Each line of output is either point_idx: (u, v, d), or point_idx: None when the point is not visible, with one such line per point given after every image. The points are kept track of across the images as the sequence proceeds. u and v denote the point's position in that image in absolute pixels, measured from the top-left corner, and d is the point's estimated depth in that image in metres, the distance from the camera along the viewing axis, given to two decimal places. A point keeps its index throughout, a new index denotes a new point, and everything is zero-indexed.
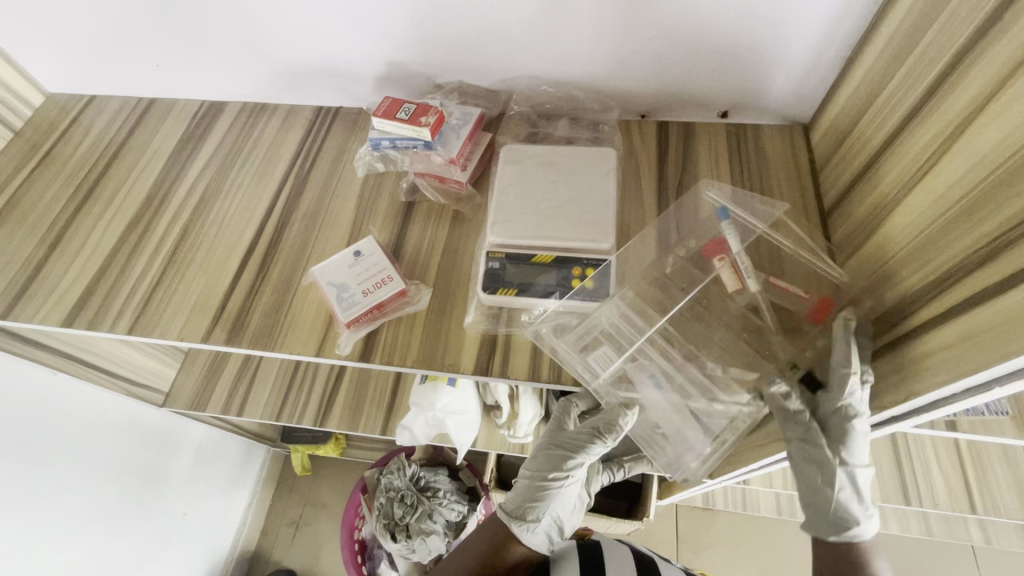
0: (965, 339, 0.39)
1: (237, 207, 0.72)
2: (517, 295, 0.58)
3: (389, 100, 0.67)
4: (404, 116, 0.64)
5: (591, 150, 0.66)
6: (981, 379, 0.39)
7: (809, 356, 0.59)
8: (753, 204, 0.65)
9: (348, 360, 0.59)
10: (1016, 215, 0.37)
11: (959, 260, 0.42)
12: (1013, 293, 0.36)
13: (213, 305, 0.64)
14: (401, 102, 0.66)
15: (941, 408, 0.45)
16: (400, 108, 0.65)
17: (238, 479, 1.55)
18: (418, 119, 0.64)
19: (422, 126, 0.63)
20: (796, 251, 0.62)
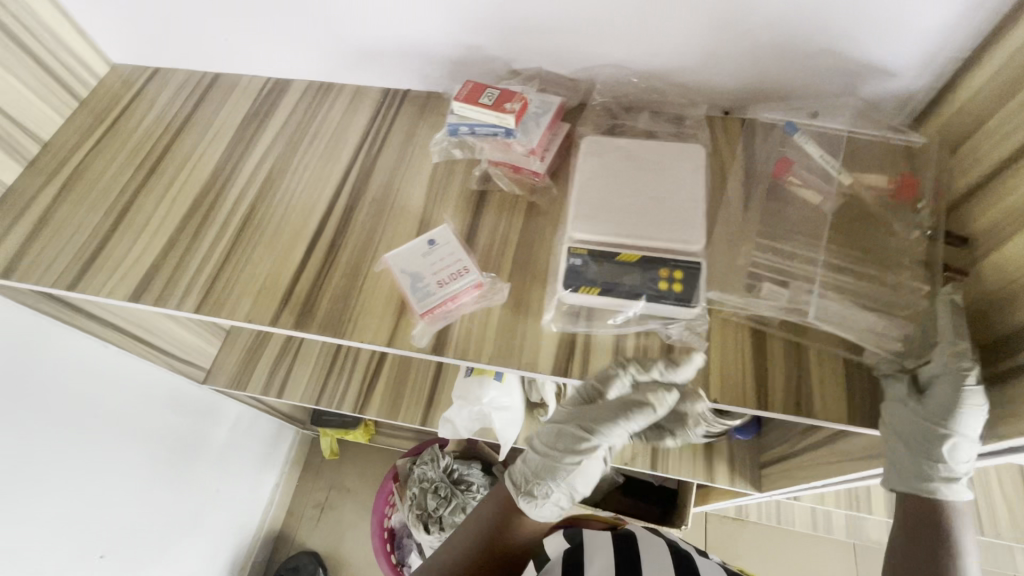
0: None
1: (304, 188, 0.71)
2: (601, 294, 0.56)
3: (469, 84, 0.66)
4: (488, 102, 0.62)
5: (679, 146, 0.63)
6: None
7: (927, 217, 0.58)
8: (825, 108, 0.66)
9: (422, 353, 0.57)
10: None
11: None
12: None
13: (283, 287, 0.63)
14: (484, 87, 0.64)
15: None
16: (483, 94, 0.64)
17: (268, 459, 1.55)
18: (503, 106, 0.62)
19: (507, 113, 0.61)
20: (873, 141, 0.64)
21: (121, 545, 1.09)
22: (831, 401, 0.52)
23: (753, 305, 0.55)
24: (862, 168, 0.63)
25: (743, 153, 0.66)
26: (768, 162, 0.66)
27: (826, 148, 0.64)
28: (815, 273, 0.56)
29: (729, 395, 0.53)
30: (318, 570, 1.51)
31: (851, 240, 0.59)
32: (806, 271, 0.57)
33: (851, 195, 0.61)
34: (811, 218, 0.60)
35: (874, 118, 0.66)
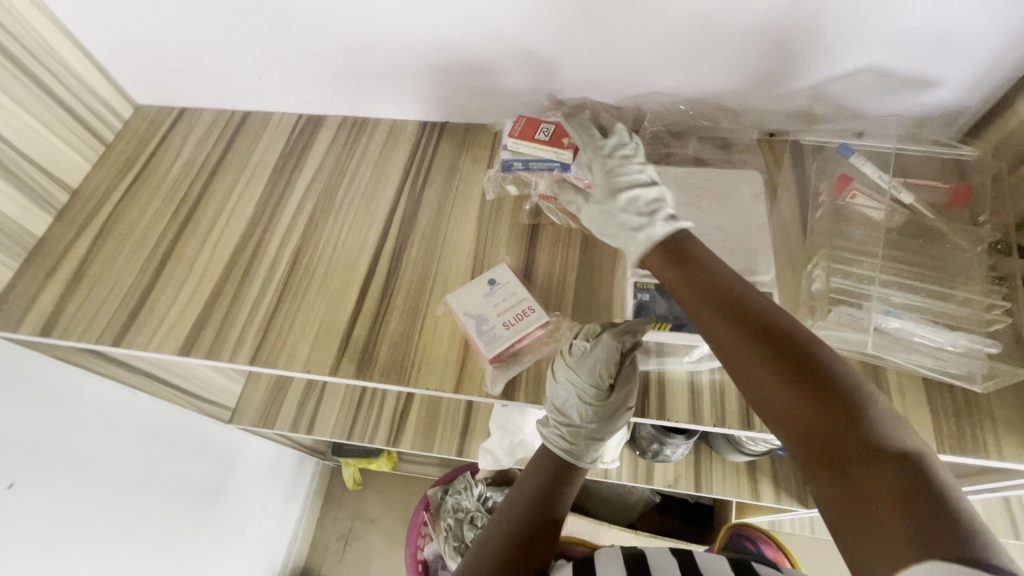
0: None
1: (349, 228, 0.69)
2: (674, 329, 0.54)
3: (522, 119, 0.65)
4: (544, 138, 0.63)
5: (735, 172, 0.63)
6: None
7: (988, 232, 0.57)
8: (872, 127, 0.64)
9: (496, 398, 0.56)
10: None
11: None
12: None
13: (339, 334, 0.61)
14: (537, 121, 0.64)
15: None
16: (537, 128, 0.64)
17: (291, 493, 1.52)
18: (560, 141, 0.62)
19: (565, 149, 0.62)
20: (924, 153, 0.62)
21: None
22: (917, 423, 0.51)
23: (826, 332, 0.54)
24: (919, 182, 0.61)
25: (798, 177, 0.66)
26: (822, 181, 0.63)
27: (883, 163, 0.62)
28: (889, 296, 0.55)
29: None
30: None
31: (920, 258, 0.57)
32: (879, 292, 0.55)
33: (912, 212, 0.59)
34: (873, 236, 0.58)
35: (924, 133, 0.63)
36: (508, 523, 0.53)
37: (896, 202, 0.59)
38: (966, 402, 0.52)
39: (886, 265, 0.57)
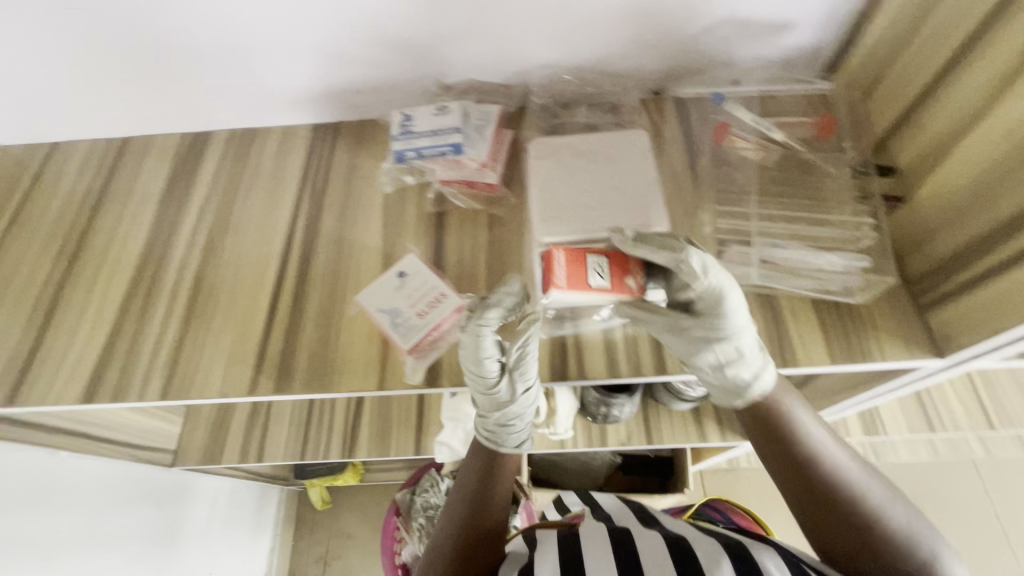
0: None
1: (251, 244, 0.67)
2: (583, 292, 0.56)
3: (558, 255, 0.52)
4: (606, 282, 0.52)
5: (623, 135, 0.64)
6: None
7: (853, 156, 0.62)
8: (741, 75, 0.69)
9: (418, 388, 0.56)
10: None
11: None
12: None
13: (253, 352, 0.59)
14: (585, 253, 0.53)
15: None
16: (590, 266, 0.52)
17: (257, 524, 1.47)
18: (624, 283, 0.53)
19: (635, 293, 0.53)
20: (788, 94, 0.68)
21: None
22: (810, 340, 0.55)
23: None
24: (788, 119, 0.65)
25: (683, 127, 0.68)
26: (704, 131, 0.67)
27: (752, 108, 0.67)
28: (775, 228, 0.59)
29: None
30: None
31: (798, 188, 0.61)
32: (765, 228, 0.59)
33: (785, 148, 0.64)
34: (759, 175, 0.63)
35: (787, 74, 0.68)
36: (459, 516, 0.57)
37: (771, 141, 0.64)
38: (851, 314, 0.55)
39: (770, 200, 0.61)
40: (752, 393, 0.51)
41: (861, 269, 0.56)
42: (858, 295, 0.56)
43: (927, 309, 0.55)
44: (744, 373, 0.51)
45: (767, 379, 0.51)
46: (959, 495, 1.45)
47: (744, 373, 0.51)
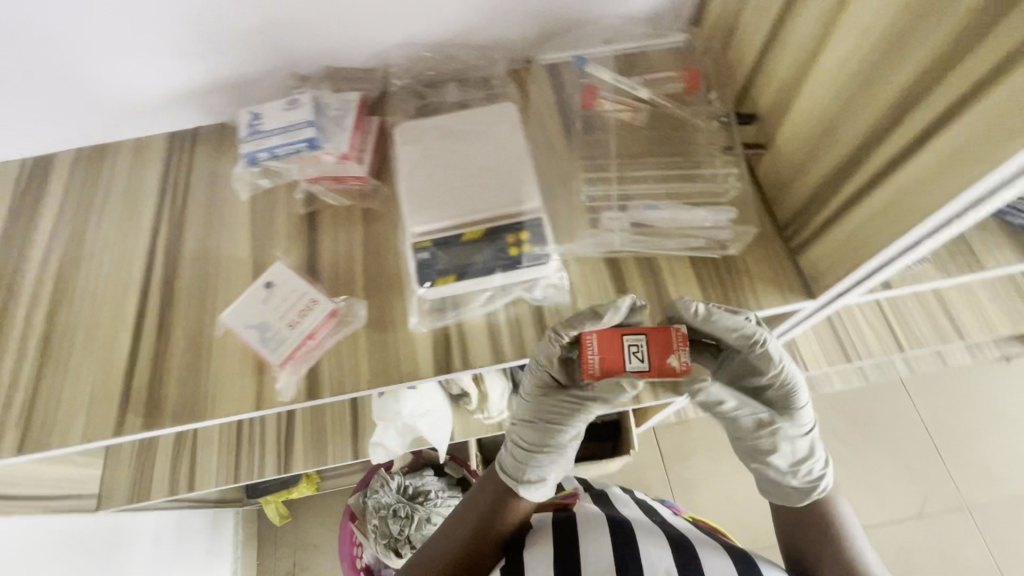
0: (903, 194, 0.41)
1: (108, 273, 0.61)
2: (458, 280, 0.54)
3: (596, 334, 0.50)
4: (644, 365, 0.49)
5: (489, 110, 0.62)
6: (940, 219, 0.40)
7: (719, 106, 0.61)
8: (604, 33, 0.66)
9: (294, 404, 0.53)
10: (926, 61, 0.38)
11: (883, 118, 0.42)
12: (954, 126, 0.37)
13: (117, 390, 0.55)
14: (619, 335, 0.50)
15: (910, 253, 0.45)
16: (624, 350, 0.49)
17: (212, 551, 1.41)
18: (665, 364, 0.48)
19: (679, 372, 0.48)
20: (651, 49, 0.66)
21: None
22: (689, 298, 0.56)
23: (599, 238, 0.57)
24: (653, 75, 0.64)
25: (556, 95, 0.65)
26: (573, 96, 0.65)
27: (617, 68, 0.65)
28: (647, 190, 0.58)
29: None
30: None
31: (668, 145, 0.60)
32: (638, 190, 0.58)
33: (654, 106, 0.62)
34: (630, 136, 0.61)
35: (649, 30, 0.67)
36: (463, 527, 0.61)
37: (637, 100, 0.63)
38: (727, 266, 0.56)
39: (642, 162, 0.59)
40: (810, 497, 0.60)
41: (729, 220, 0.56)
42: (731, 247, 0.56)
43: (797, 252, 0.55)
44: (787, 472, 0.60)
45: (823, 484, 0.60)
46: (892, 414, 1.51)
47: (792, 454, 0.59)
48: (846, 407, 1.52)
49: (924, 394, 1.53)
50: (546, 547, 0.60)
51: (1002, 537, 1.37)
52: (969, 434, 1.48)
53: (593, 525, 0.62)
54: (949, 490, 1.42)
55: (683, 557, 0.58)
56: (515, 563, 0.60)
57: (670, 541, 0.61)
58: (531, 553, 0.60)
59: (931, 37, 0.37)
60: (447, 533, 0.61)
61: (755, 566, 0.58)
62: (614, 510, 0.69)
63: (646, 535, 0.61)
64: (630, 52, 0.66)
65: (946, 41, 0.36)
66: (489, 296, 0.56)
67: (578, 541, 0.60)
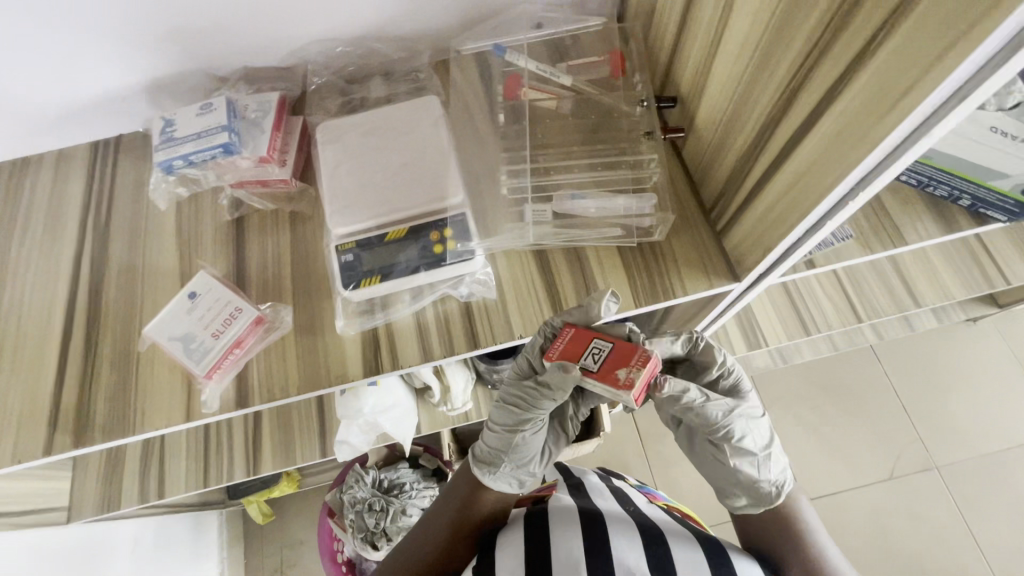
0: (803, 173, 0.42)
1: (33, 290, 0.60)
2: (382, 281, 0.54)
3: (573, 330, 0.50)
4: (593, 367, 0.47)
5: (412, 104, 0.61)
6: (833, 200, 0.41)
7: (642, 90, 0.60)
8: (527, 19, 0.65)
9: (221, 415, 0.53)
10: (809, 40, 0.38)
11: (780, 99, 0.43)
12: (840, 103, 0.37)
13: (45, 409, 0.54)
14: (591, 335, 0.49)
15: (821, 229, 0.45)
16: (587, 348, 0.48)
17: (197, 550, 1.38)
18: (612, 373, 0.45)
19: (619, 386, 0.44)
20: (575, 34, 0.65)
21: None
22: (616, 288, 0.55)
23: (523, 232, 0.56)
24: (577, 62, 0.63)
25: (481, 86, 0.64)
26: (497, 85, 0.63)
27: (541, 55, 0.64)
28: (572, 179, 0.57)
29: (525, 306, 0.56)
30: None
31: (593, 132, 0.59)
32: (564, 180, 0.57)
33: (579, 94, 0.61)
34: (554, 125, 0.60)
35: (572, 13, 0.66)
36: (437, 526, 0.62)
37: (561, 87, 0.62)
38: (653, 252, 0.56)
39: (571, 151, 0.58)
40: (781, 492, 0.58)
41: (653, 206, 0.56)
42: (660, 234, 0.56)
43: (722, 234, 0.55)
44: (758, 461, 0.58)
45: (786, 480, 0.59)
46: (861, 380, 1.54)
47: (757, 442, 0.59)
48: (817, 376, 1.54)
49: (891, 359, 1.56)
50: (516, 544, 0.59)
51: (970, 494, 1.40)
52: (936, 395, 1.51)
53: (563, 520, 0.60)
54: (918, 452, 1.45)
55: (654, 552, 0.56)
56: (486, 562, 0.59)
57: (642, 534, 0.59)
58: (501, 553, 0.59)
59: (813, 15, 0.37)
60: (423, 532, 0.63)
61: (728, 555, 0.57)
62: (587, 500, 0.67)
63: (616, 527, 0.59)
64: (556, 38, 0.65)
65: (822, 24, 0.37)
66: (434, 287, 0.56)
67: (548, 536, 0.58)
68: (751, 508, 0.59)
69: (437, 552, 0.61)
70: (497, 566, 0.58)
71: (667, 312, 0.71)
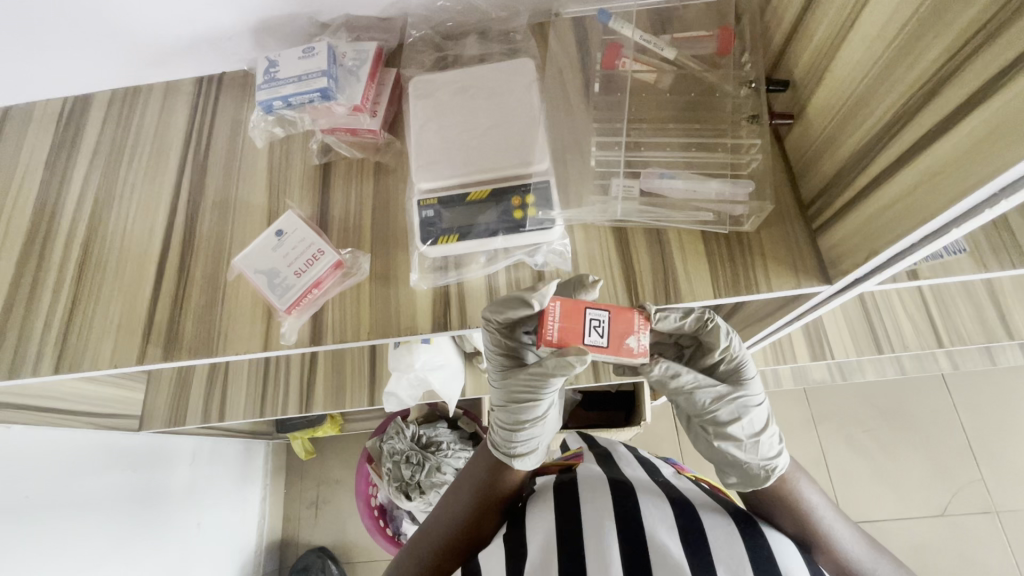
0: (931, 175, 0.39)
1: (137, 211, 0.64)
2: (460, 241, 0.54)
3: (562, 305, 0.50)
4: (602, 342, 0.49)
5: (507, 65, 0.60)
6: (968, 206, 0.37)
7: (751, 72, 0.57)
8: None
9: (297, 348, 0.56)
10: (971, 30, 0.35)
11: (921, 89, 0.39)
12: (993, 103, 0.33)
13: (141, 322, 0.59)
14: (584, 307, 0.50)
15: (941, 238, 0.41)
16: (585, 322, 0.50)
17: (245, 476, 1.46)
18: (623, 345, 0.49)
19: (635, 355, 0.49)
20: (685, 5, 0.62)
21: None
22: (696, 275, 0.53)
23: (606, 206, 0.55)
24: (684, 34, 0.60)
25: (579, 52, 0.62)
26: (596, 54, 0.61)
27: (646, 26, 0.61)
28: (664, 157, 0.55)
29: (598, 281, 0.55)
30: (327, 561, 1.47)
31: (693, 109, 0.57)
32: (655, 157, 0.55)
33: (681, 69, 0.58)
34: (650, 99, 0.58)
35: None
36: (465, 495, 0.63)
37: (663, 60, 0.59)
38: (741, 242, 0.53)
39: (667, 128, 0.56)
40: (774, 476, 0.57)
41: (747, 194, 0.53)
42: (749, 222, 0.53)
43: (817, 232, 0.52)
44: (749, 445, 0.59)
45: (781, 464, 0.58)
46: (924, 408, 1.44)
47: (750, 426, 0.59)
48: (876, 396, 1.46)
49: (963, 391, 1.45)
50: (547, 516, 0.57)
51: None
52: (1009, 436, 1.40)
53: (593, 488, 0.59)
54: (978, 493, 1.36)
55: (689, 526, 0.55)
56: (518, 535, 0.57)
57: (673, 505, 0.57)
58: (533, 521, 0.58)
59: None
60: (451, 499, 0.63)
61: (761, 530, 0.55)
62: (617, 470, 0.65)
63: (648, 498, 0.57)
64: (663, 9, 0.62)
65: (989, 11, 0.33)
66: (532, 247, 0.56)
67: (578, 508, 0.56)
68: (742, 487, 0.60)
69: (467, 521, 0.61)
70: (528, 537, 0.56)
71: (740, 306, 0.69)
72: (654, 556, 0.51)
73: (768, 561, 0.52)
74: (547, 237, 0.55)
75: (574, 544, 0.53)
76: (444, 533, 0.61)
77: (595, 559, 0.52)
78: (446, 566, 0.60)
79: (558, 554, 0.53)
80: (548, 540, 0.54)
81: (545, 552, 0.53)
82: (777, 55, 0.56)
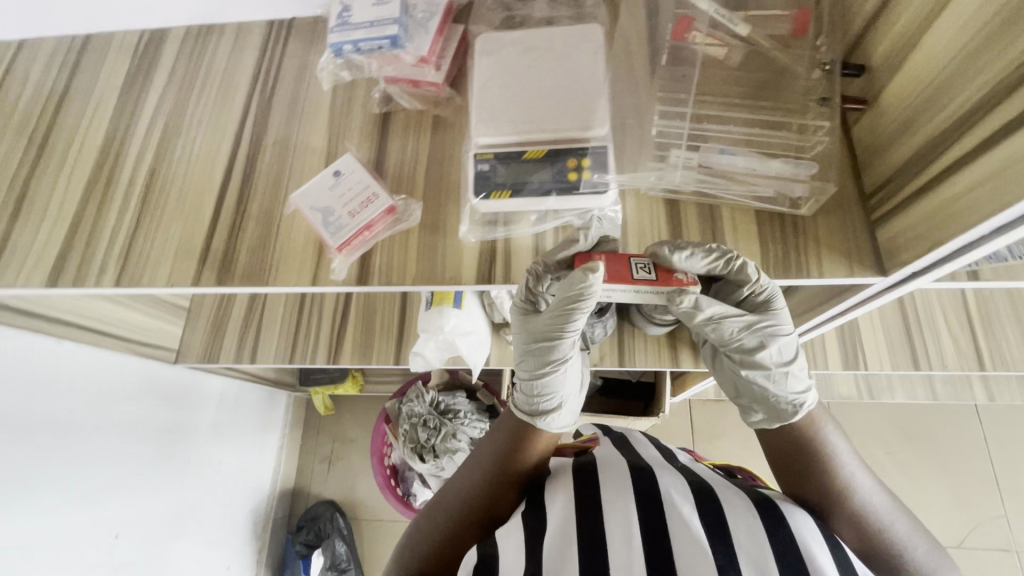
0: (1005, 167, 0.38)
1: (203, 143, 0.66)
2: (512, 197, 0.55)
3: (606, 254, 0.55)
4: (652, 276, 0.54)
5: (575, 28, 0.60)
6: None
7: (825, 55, 0.56)
8: None
9: (345, 286, 0.58)
10: None
11: (1013, 72, 0.37)
12: None
13: (199, 246, 0.61)
14: (625, 256, 0.55)
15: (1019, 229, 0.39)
16: (631, 266, 0.54)
17: (268, 423, 1.51)
18: (673, 276, 0.54)
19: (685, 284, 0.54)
20: None
21: (137, 529, 1.04)
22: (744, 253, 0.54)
23: (662, 173, 0.55)
24: (759, 12, 0.59)
25: (648, 23, 0.62)
26: (667, 25, 0.61)
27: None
28: (724, 132, 0.54)
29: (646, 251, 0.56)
30: (336, 515, 1.52)
31: (761, 87, 0.56)
32: (716, 131, 0.55)
33: (752, 46, 0.58)
34: (716, 75, 0.57)
35: None
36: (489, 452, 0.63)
37: (733, 37, 0.58)
38: (795, 227, 0.53)
39: (731, 104, 0.56)
40: (800, 409, 0.57)
41: (806, 176, 0.52)
42: (808, 208, 0.52)
43: (877, 223, 0.51)
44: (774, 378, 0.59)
45: (809, 398, 0.57)
46: (951, 435, 1.40)
47: (776, 359, 0.59)
48: (903, 419, 1.42)
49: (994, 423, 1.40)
50: (563, 496, 0.57)
51: None
52: None
53: (614, 471, 0.58)
54: (998, 529, 1.32)
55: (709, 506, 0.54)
56: (535, 509, 0.57)
57: (692, 487, 0.56)
58: (552, 500, 0.57)
59: None
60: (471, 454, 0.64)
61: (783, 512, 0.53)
62: (631, 450, 0.65)
63: (669, 479, 0.57)
64: None
65: None
66: (584, 210, 0.56)
67: (596, 488, 0.56)
68: (767, 423, 0.59)
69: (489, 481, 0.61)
70: (546, 514, 0.56)
71: None
72: (675, 544, 0.50)
73: (789, 542, 0.49)
74: (601, 201, 0.54)
75: (592, 531, 0.52)
76: (467, 488, 0.61)
77: (616, 551, 0.50)
78: (466, 526, 0.59)
79: (575, 541, 0.52)
80: (566, 522, 0.54)
81: (563, 537, 0.53)
82: (857, 40, 0.55)
